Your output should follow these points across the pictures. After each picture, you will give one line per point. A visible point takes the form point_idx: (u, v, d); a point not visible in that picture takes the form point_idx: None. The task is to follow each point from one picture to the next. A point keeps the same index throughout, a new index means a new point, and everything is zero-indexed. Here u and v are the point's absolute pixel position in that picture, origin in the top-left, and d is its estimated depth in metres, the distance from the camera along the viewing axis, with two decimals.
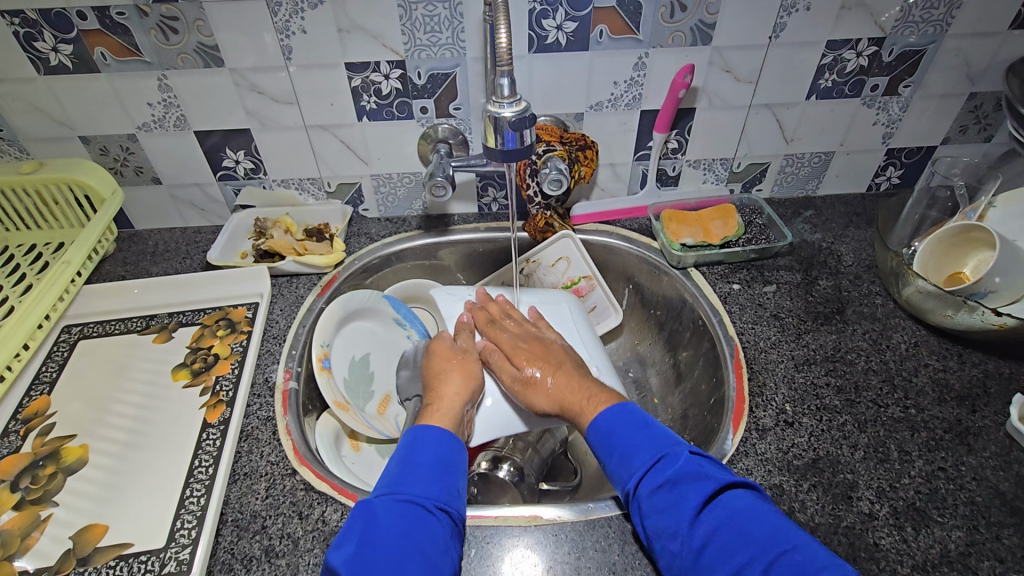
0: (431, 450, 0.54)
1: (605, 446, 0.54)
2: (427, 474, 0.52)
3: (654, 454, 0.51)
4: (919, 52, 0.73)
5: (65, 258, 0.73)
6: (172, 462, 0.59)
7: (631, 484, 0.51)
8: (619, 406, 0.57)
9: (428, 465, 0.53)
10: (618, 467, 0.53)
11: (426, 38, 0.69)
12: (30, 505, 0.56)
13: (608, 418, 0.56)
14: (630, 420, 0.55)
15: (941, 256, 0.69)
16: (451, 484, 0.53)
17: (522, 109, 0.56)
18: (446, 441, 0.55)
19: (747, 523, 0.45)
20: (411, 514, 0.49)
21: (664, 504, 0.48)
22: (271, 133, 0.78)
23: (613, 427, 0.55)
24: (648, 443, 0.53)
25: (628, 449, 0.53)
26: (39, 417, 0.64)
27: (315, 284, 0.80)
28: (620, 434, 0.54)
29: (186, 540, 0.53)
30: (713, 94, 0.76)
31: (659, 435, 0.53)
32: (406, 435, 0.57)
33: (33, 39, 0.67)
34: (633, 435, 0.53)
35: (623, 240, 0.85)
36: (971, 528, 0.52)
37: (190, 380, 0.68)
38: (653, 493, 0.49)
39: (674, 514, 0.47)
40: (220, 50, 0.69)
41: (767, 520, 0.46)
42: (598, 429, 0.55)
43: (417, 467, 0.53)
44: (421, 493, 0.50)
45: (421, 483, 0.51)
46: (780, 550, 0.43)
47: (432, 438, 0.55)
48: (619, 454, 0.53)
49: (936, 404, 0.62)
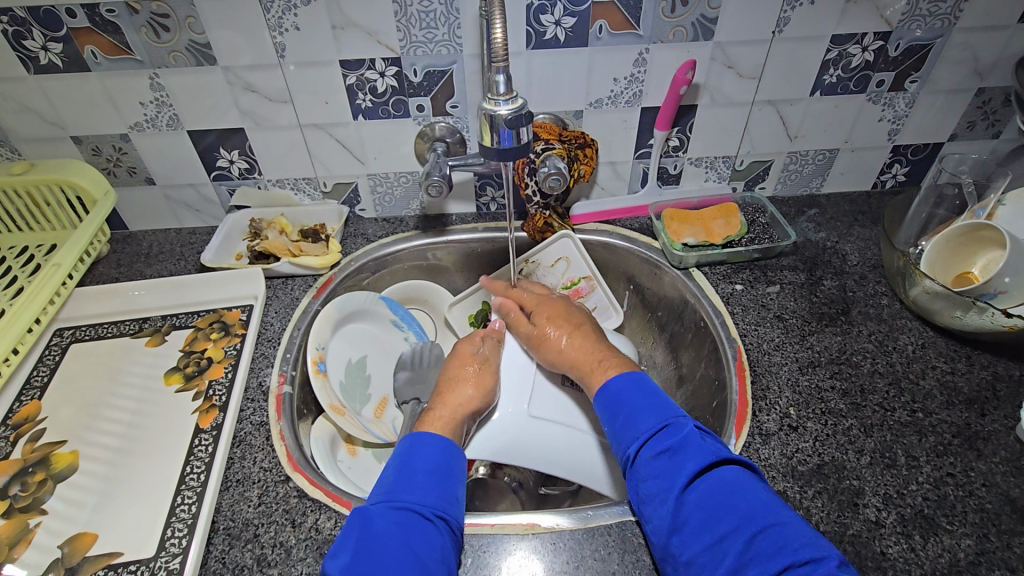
0: (429, 455, 0.54)
1: (612, 408, 0.57)
2: (425, 480, 0.52)
3: (657, 420, 0.53)
4: (926, 46, 0.71)
5: (56, 260, 0.72)
6: (164, 469, 0.58)
7: (632, 446, 0.53)
8: (629, 374, 0.59)
9: (427, 471, 0.52)
10: (622, 431, 0.55)
11: (421, 34, 0.67)
12: (18, 513, 0.55)
13: (619, 382, 0.58)
14: (639, 387, 0.57)
15: (948, 255, 0.67)
16: (449, 490, 0.52)
17: (518, 107, 0.55)
18: (442, 449, 0.55)
19: (736, 494, 0.46)
20: (409, 520, 0.48)
21: (660, 470, 0.50)
22: (264, 132, 0.77)
23: (620, 391, 0.57)
24: (652, 408, 0.55)
25: (633, 412, 0.55)
26: (29, 422, 0.63)
27: (311, 285, 0.79)
28: (627, 398, 0.56)
29: (176, 548, 0.52)
30: (715, 91, 0.75)
31: (662, 404, 0.55)
32: (402, 442, 0.56)
33: (22, 37, 0.66)
34: (639, 402, 0.55)
35: (624, 239, 0.84)
36: (981, 536, 0.50)
37: (182, 384, 0.67)
38: (652, 457, 0.51)
39: (667, 479, 0.49)
40: (212, 48, 0.68)
41: (757, 493, 0.46)
42: (604, 393, 0.58)
43: (415, 473, 0.52)
44: (418, 498, 0.50)
45: (419, 489, 0.50)
46: (764, 522, 0.44)
47: (430, 445, 0.55)
48: (625, 415, 0.55)
49: (943, 408, 0.60)
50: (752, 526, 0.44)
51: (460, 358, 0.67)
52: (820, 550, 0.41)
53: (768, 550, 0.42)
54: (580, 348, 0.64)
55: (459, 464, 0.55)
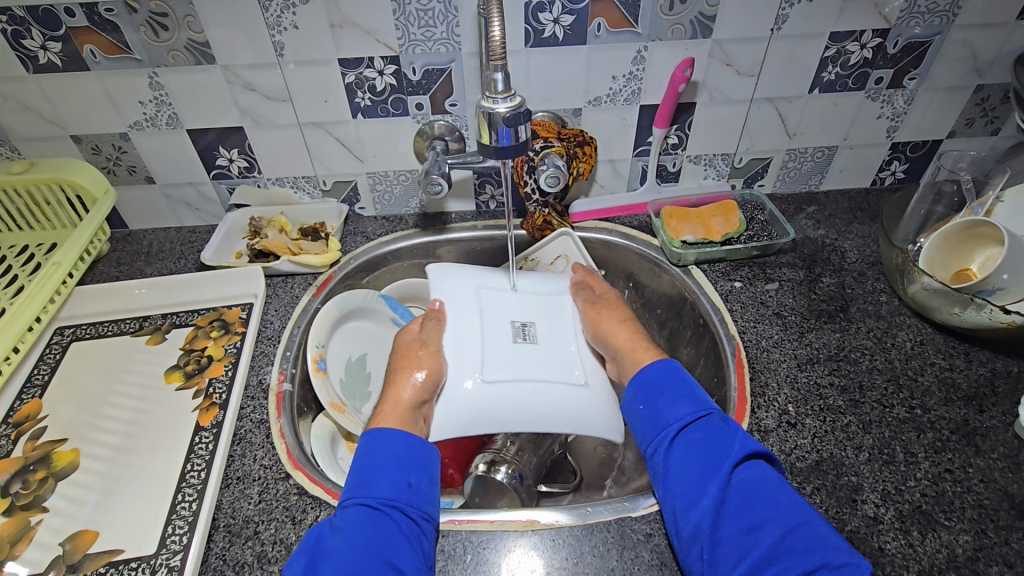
0: (386, 449, 0.53)
1: (650, 391, 0.58)
2: (381, 475, 0.51)
3: (698, 408, 0.55)
4: (925, 43, 0.71)
5: (56, 259, 0.72)
6: (165, 466, 0.59)
7: (673, 427, 0.54)
8: (667, 362, 0.61)
9: (385, 465, 0.52)
10: (662, 412, 0.56)
11: (420, 32, 0.68)
12: (20, 510, 0.55)
13: (661, 367, 0.60)
14: (678, 377, 0.59)
15: (946, 252, 0.68)
16: (405, 480, 0.52)
17: (516, 105, 0.55)
18: (395, 441, 0.54)
19: (774, 489, 0.48)
20: (367, 518, 0.48)
21: (700, 453, 0.51)
22: (264, 131, 0.77)
23: (662, 376, 0.59)
24: (691, 396, 0.56)
25: (675, 397, 0.56)
26: (30, 420, 0.63)
27: (310, 284, 0.79)
28: (667, 384, 0.58)
29: (177, 546, 0.52)
30: (714, 88, 0.75)
31: (700, 395, 0.56)
32: (364, 438, 0.56)
33: (22, 37, 0.66)
34: (679, 388, 0.57)
35: (623, 237, 0.84)
36: (979, 532, 0.50)
37: (182, 382, 0.67)
38: (693, 440, 0.52)
39: (711, 461, 0.50)
40: (211, 47, 0.68)
41: (790, 490, 0.49)
42: (643, 378, 0.59)
43: (374, 468, 0.52)
44: (372, 495, 0.50)
45: (376, 485, 0.51)
46: (801, 518, 0.46)
47: (387, 440, 0.54)
48: (666, 398, 0.56)
49: (942, 404, 0.60)
50: (789, 519, 0.45)
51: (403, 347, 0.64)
52: (853, 556, 0.43)
53: (804, 544, 0.44)
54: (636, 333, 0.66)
55: (424, 452, 0.55)
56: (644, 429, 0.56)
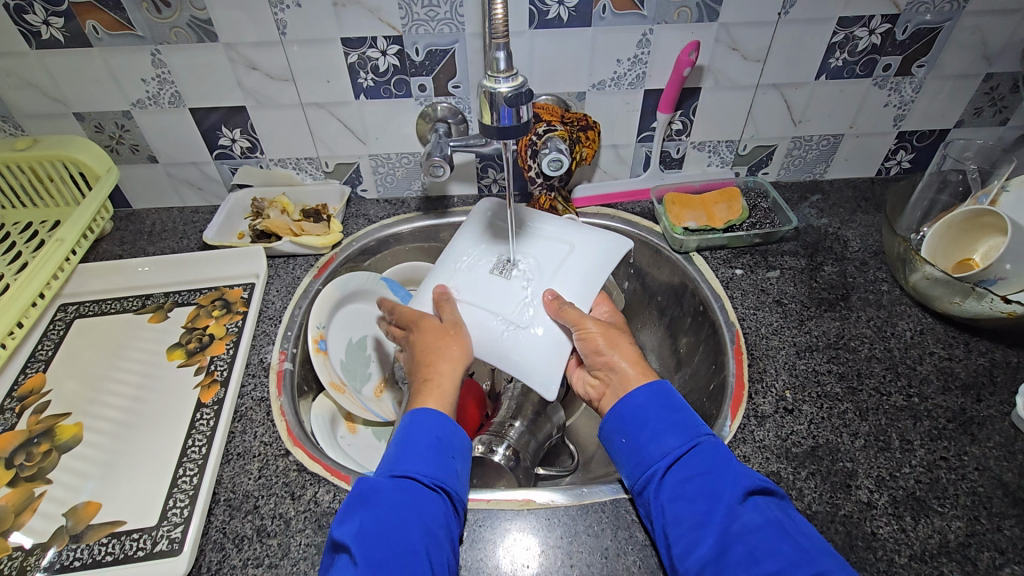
0: (427, 431, 0.52)
1: (632, 423, 0.53)
2: (424, 459, 0.51)
3: (686, 439, 0.50)
4: (934, 30, 0.70)
5: (59, 236, 0.73)
6: (167, 441, 0.59)
7: (660, 464, 0.50)
8: (654, 384, 0.55)
9: (427, 444, 0.52)
10: (646, 447, 0.51)
11: (423, 12, 0.67)
12: (25, 482, 0.56)
13: (643, 396, 0.54)
14: (666, 402, 0.54)
15: (949, 242, 0.67)
16: (449, 465, 0.51)
17: (518, 85, 0.55)
18: (436, 427, 0.53)
19: (777, 529, 0.43)
20: (428, 500, 0.48)
21: (693, 494, 0.47)
22: (266, 111, 0.77)
23: (646, 406, 0.53)
24: (677, 425, 0.51)
25: (659, 429, 0.51)
26: (35, 394, 0.64)
27: (312, 265, 0.79)
28: (652, 413, 0.53)
29: (178, 518, 0.53)
30: (719, 73, 0.74)
31: (690, 422, 0.52)
32: (411, 415, 0.54)
33: (24, 12, 0.66)
34: (664, 418, 0.52)
35: (624, 223, 0.84)
36: (971, 518, 0.51)
37: (184, 359, 0.67)
38: (683, 478, 0.48)
39: (706, 503, 0.46)
40: (213, 24, 0.68)
41: (795, 529, 0.44)
42: (627, 407, 0.54)
43: (414, 446, 0.51)
44: (423, 475, 0.49)
45: (418, 465, 0.50)
46: (810, 563, 0.41)
47: (427, 421, 0.53)
48: (651, 430, 0.52)
49: (939, 392, 0.60)
50: (795, 566, 0.41)
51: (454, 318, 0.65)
52: None
53: None
54: (639, 360, 0.58)
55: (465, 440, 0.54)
56: (629, 466, 0.52)
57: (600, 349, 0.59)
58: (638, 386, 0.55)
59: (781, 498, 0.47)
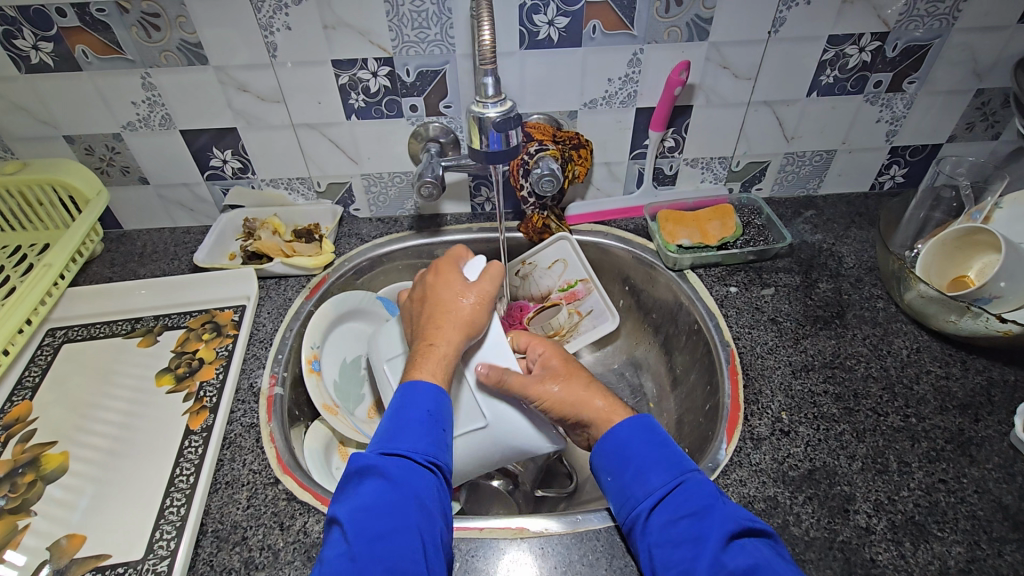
0: (421, 404, 0.52)
1: (616, 459, 0.52)
2: (417, 432, 0.50)
3: (671, 477, 0.49)
4: (924, 46, 0.70)
5: (47, 260, 0.72)
6: (154, 471, 0.58)
7: (644, 505, 0.49)
8: (635, 418, 0.54)
9: (421, 417, 0.51)
10: (631, 486, 0.50)
11: (413, 34, 0.67)
12: (8, 514, 0.55)
13: (625, 431, 0.53)
14: (650, 437, 0.52)
15: (943, 259, 0.67)
16: (441, 437, 0.51)
17: (507, 109, 0.56)
18: (431, 397, 0.52)
19: (766, 571, 0.42)
20: (420, 471, 0.48)
21: (679, 538, 0.46)
22: (257, 132, 0.76)
23: (629, 441, 0.52)
24: (662, 461, 0.50)
25: (643, 466, 0.50)
26: (21, 422, 0.63)
27: (304, 286, 0.79)
28: (635, 449, 0.52)
29: (164, 551, 0.52)
30: (710, 91, 0.74)
31: (675, 458, 0.51)
32: (405, 388, 0.53)
33: (13, 37, 0.65)
34: (646, 453, 0.51)
35: (618, 241, 0.83)
36: (972, 544, 0.50)
37: (174, 385, 0.67)
38: (668, 521, 0.47)
39: (691, 548, 0.45)
40: (203, 47, 0.68)
41: (784, 569, 0.42)
42: (609, 445, 0.53)
43: (408, 421, 0.51)
44: (416, 448, 0.49)
45: (412, 439, 0.49)
46: None
47: (420, 392, 0.52)
48: (634, 468, 0.51)
49: (936, 413, 0.60)
50: None
51: (439, 282, 0.60)
52: None
53: None
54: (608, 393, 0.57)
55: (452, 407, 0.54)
56: (617, 504, 0.51)
57: (560, 403, 0.56)
58: (619, 422, 0.54)
59: (773, 539, 0.46)
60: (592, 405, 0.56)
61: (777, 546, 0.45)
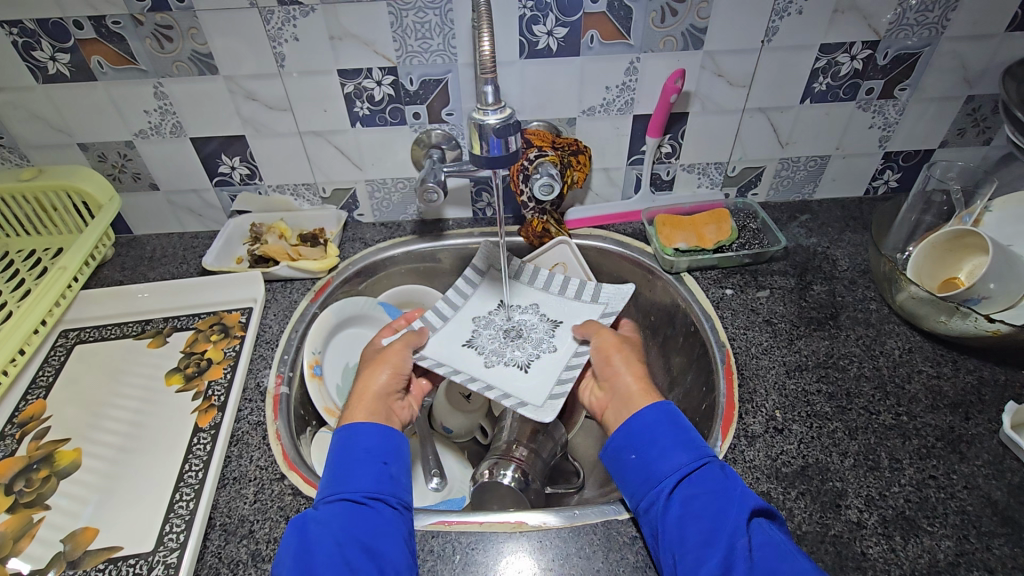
0: (360, 445, 0.55)
1: (641, 439, 0.54)
2: (361, 474, 0.53)
3: (694, 457, 0.51)
4: (914, 55, 0.72)
5: (61, 264, 0.74)
6: (164, 467, 0.60)
7: (669, 481, 0.50)
8: (660, 403, 0.56)
9: (360, 457, 0.54)
10: (656, 463, 0.52)
11: (417, 44, 0.69)
12: (23, 508, 0.57)
13: (651, 414, 0.55)
14: (671, 420, 0.55)
15: (934, 261, 0.68)
16: (384, 473, 0.54)
17: (507, 116, 0.58)
18: (367, 436, 0.56)
19: (783, 550, 0.44)
20: (364, 511, 0.50)
21: (702, 514, 0.47)
22: (265, 139, 0.79)
23: (654, 425, 0.54)
24: (687, 444, 0.52)
25: (670, 447, 0.52)
26: (34, 420, 0.65)
27: (309, 289, 0.81)
28: (660, 431, 0.54)
29: (174, 543, 0.53)
30: (705, 99, 0.76)
31: (695, 441, 0.53)
32: (343, 434, 0.56)
33: (31, 48, 0.68)
34: (668, 437, 0.53)
35: (617, 244, 0.85)
36: (960, 538, 0.51)
37: (183, 385, 0.68)
38: (691, 496, 0.49)
39: (714, 523, 0.47)
40: (214, 58, 0.70)
41: (799, 549, 0.45)
42: (635, 426, 0.55)
43: (350, 464, 0.54)
44: (355, 490, 0.51)
45: (356, 482, 0.52)
46: None
47: (360, 433, 0.56)
48: (661, 449, 0.52)
49: (928, 411, 0.61)
50: None
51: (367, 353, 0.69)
52: None
53: None
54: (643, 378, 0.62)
55: (397, 440, 0.57)
56: (635, 482, 0.52)
57: (614, 368, 0.64)
58: (646, 404, 0.56)
59: (781, 522, 0.48)
60: (626, 378, 0.62)
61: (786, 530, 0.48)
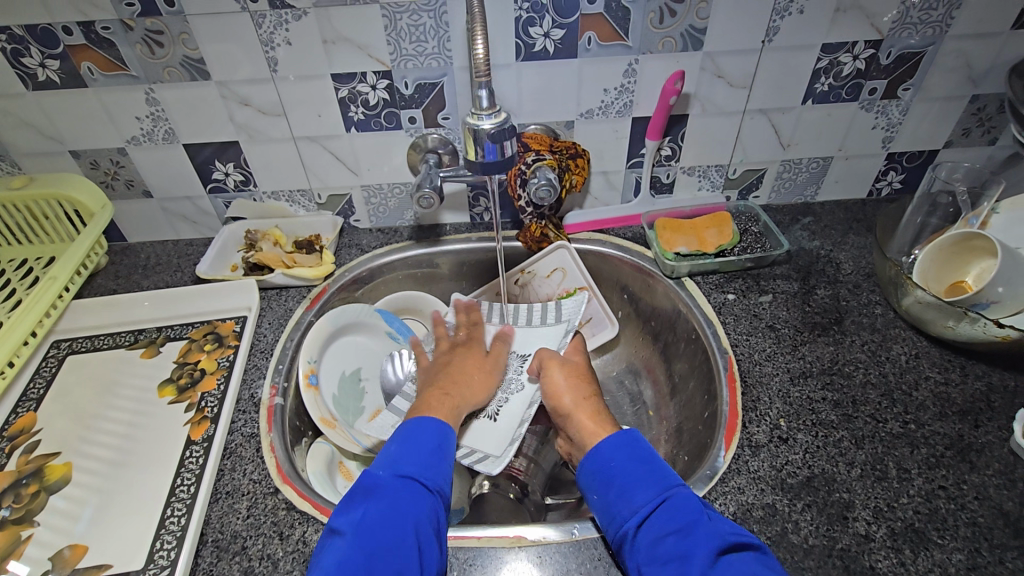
0: (431, 435, 0.56)
1: (602, 477, 0.53)
2: (426, 458, 0.54)
3: (655, 494, 0.50)
4: (918, 54, 0.71)
5: (52, 273, 0.73)
6: (155, 481, 0.59)
7: (630, 522, 0.49)
8: (622, 435, 0.56)
9: (430, 448, 0.55)
10: (617, 503, 0.51)
11: (411, 47, 0.68)
12: (12, 524, 0.55)
13: (611, 447, 0.55)
14: (633, 453, 0.54)
15: (941, 264, 0.67)
16: (446, 466, 0.55)
17: (502, 121, 0.57)
18: (439, 428, 0.57)
19: None
20: (408, 487, 0.51)
21: (666, 555, 0.46)
22: (258, 145, 0.77)
23: (613, 461, 0.54)
24: (646, 480, 0.51)
25: (627, 484, 0.51)
26: (25, 434, 0.64)
27: (305, 297, 0.79)
28: (619, 466, 0.53)
29: (165, 561, 0.52)
30: (705, 100, 0.75)
31: (659, 475, 0.51)
32: (403, 425, 0.58)
33: (21, 55, 0.67)
34: (629, 471, 0.52)
35: (616, 249, 0.84)
36: (973, 551, 0.50)
37: (175, 396, 0.67)
38: (654, 538, 0.47)
39: (678, 564, 0.45)
40: (206, 63, 0.69)
41: None
42: (597, 463, 0.54)
43: (419, 446, 0.55)
44: (420, 471, 0.53)
45: (421, 463, 0.53)
46: None
47: (427, 425, 0.57)
48: (619, 486, 0.52)
49: (936, 419, 0.60)
50: None
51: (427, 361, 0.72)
52: None
53: None
54: (597, 412, 0.62)
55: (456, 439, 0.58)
56: (604, 522, 0.52)
57: (561, 406, 0.64)
58: (602, 439, 0.56)
59: (758, 551, 0.46)
60: (578, 419, 0.61)
61: (767, 558, 0.45)
